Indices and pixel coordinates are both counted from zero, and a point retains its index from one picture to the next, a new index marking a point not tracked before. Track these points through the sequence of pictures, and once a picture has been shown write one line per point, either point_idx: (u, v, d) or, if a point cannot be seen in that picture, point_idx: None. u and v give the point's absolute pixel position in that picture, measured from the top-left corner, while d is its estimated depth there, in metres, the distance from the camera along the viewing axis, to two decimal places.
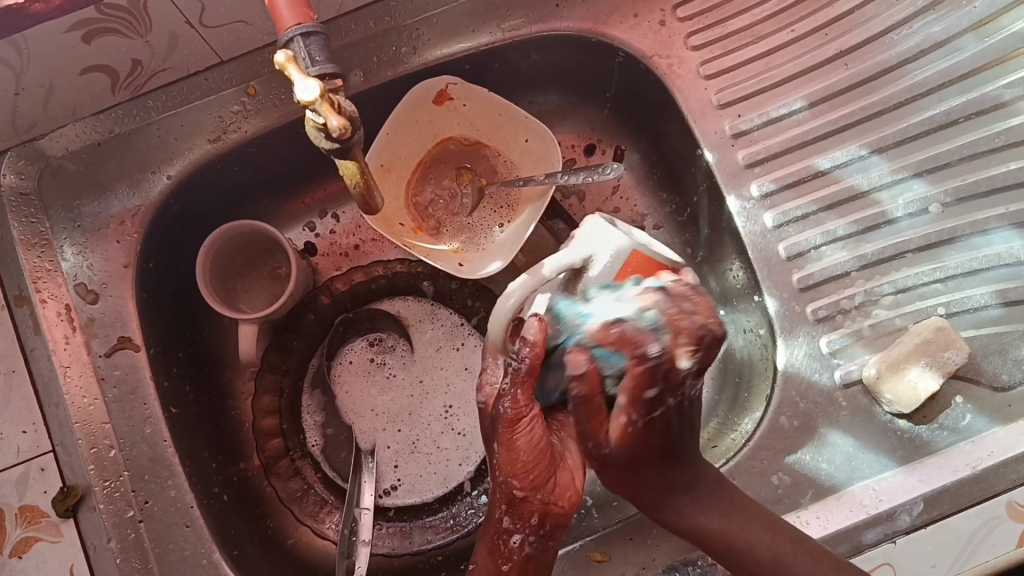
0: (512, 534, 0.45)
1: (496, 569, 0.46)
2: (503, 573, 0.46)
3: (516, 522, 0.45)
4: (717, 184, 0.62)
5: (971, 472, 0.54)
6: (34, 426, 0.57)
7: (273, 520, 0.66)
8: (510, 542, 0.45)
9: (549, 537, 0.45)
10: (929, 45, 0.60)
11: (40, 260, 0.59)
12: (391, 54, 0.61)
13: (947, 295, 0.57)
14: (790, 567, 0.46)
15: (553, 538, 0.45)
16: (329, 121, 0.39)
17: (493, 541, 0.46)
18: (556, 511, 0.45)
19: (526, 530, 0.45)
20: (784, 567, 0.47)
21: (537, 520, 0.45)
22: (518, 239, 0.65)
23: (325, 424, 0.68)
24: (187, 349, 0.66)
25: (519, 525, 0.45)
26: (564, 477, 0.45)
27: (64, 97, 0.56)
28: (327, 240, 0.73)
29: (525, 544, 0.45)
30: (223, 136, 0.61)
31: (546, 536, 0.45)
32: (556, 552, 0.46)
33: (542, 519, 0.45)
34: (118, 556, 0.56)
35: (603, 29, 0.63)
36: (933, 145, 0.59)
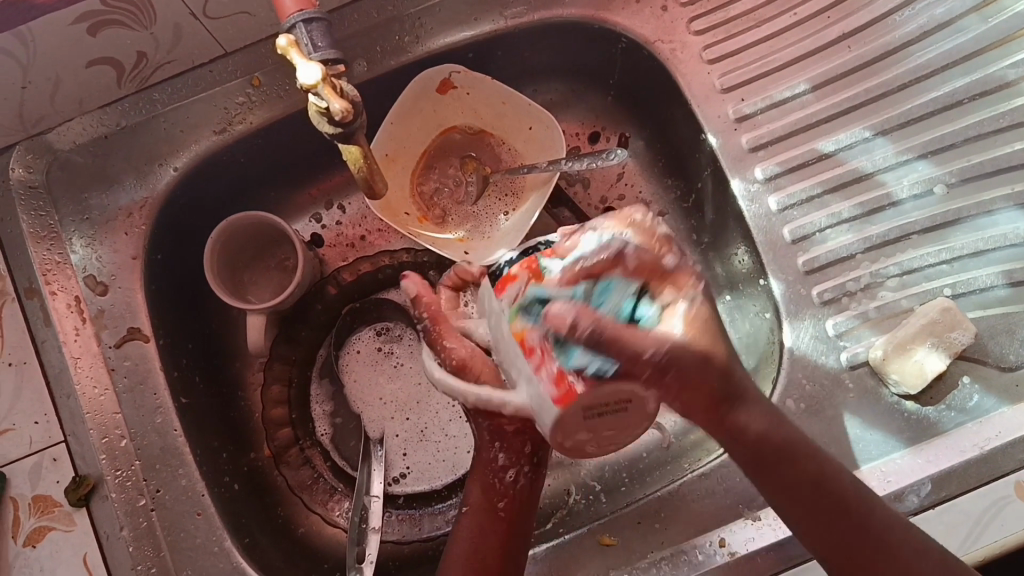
0: (507, 471, 0.53)
1: (492, 506, 0.52)
2: (501, 512, 0.52)
3: (510, 457, 0.53)
4: (722, 168, 0.62)
5: (979, 453, 0.54)
6: (46, 417, 0.57)
7: (285, 509, 0.66)
8: (506, 477, 0.53)
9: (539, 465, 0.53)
10: (931, 27, 0.60)
11: (50, 253, 0.59)
12: (394, 43, 0.62)
13: (953, 276, 0.57)
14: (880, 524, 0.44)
15: (544, 467, 0.54)
16: (332, 105, 0.40)
17: (489, 479, 0.53)
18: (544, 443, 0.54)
19: (519, 463, 0.53)
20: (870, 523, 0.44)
21: (529, 452, 0.53)
22: (523, 227, 0.65)
23: (334, 413, 0.69)
24: (196, 341, 0.66)
25: (512, 459, 0.53)
26: None
27: (71, 90, 0.57)
28: (333, 231, 0.74)
29: (519, 477, 0.53)
30: (228, 128, 0.61)
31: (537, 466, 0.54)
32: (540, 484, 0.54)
33: (533, 451, 0.53)
34: (131, 544, 0.56)
35: (606, 16, 0.63)
36: (937, 127, 0.59)
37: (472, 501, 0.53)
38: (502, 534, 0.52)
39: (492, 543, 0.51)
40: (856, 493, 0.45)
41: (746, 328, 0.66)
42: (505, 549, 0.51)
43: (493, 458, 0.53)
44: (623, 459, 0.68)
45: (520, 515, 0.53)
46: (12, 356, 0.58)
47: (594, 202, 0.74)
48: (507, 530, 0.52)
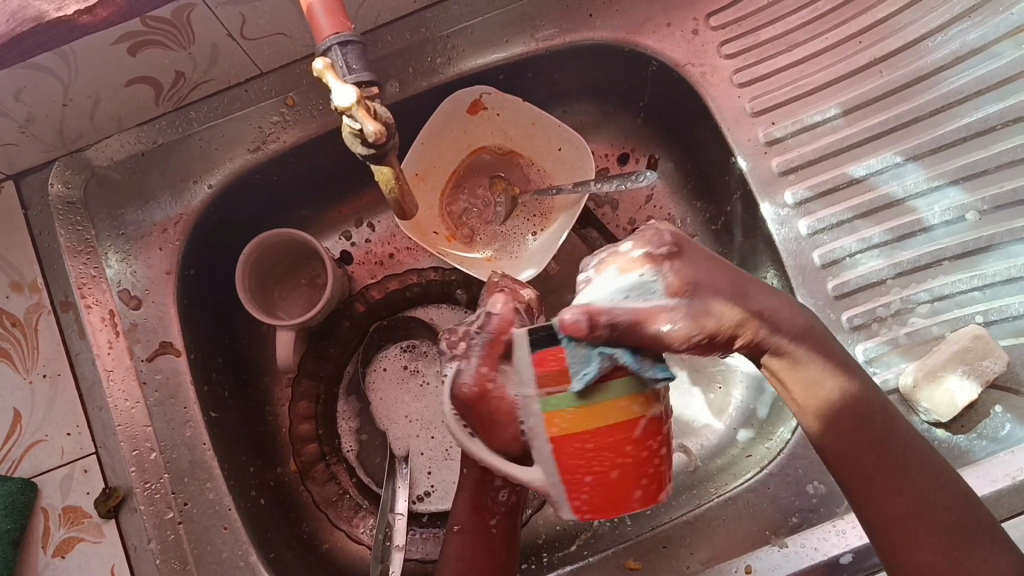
0: (501, 490, 0.53)
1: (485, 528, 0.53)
2: (493, 528, 0.53)
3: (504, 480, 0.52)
4: (752, 191, 0.62)
5: (1011, 483, 0.53)
6: (78, 428, 0.59)
7: (309, 524, 0.66)
8: (498, 495, 0.53)
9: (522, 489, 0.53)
10: (964, 53, 0.60)
11: (85, 267, 0.60)
12: (426, 65, 0.62)
13: (985, 303, 0.57)
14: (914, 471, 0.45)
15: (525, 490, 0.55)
16: (365, 126, 0.40)
17: (478, 500, 0.53)
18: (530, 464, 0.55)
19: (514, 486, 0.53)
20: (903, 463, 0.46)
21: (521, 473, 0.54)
22: (553, 246, 0.65)
23: (359, 430, 0.70)
24: (227, 355, 0.67)
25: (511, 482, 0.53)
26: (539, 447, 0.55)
27: (110, 108, 0.58)
28: (362, 249, 0.74)
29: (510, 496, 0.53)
30: (262, 146, 0.62)
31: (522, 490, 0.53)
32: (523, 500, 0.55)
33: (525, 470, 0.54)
34: (158, 557, 0.57)
35: (636, 39, 0.63)
36: (970, 153, 0.58)
37: (463, 516, 0.53)
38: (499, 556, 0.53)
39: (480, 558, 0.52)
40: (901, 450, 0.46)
41: None
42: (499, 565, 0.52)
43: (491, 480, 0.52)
44: None
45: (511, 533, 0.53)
46: (47, 368, 0.60)
47: (622, 223, 0.74)
48: (494, 544, 0.53)
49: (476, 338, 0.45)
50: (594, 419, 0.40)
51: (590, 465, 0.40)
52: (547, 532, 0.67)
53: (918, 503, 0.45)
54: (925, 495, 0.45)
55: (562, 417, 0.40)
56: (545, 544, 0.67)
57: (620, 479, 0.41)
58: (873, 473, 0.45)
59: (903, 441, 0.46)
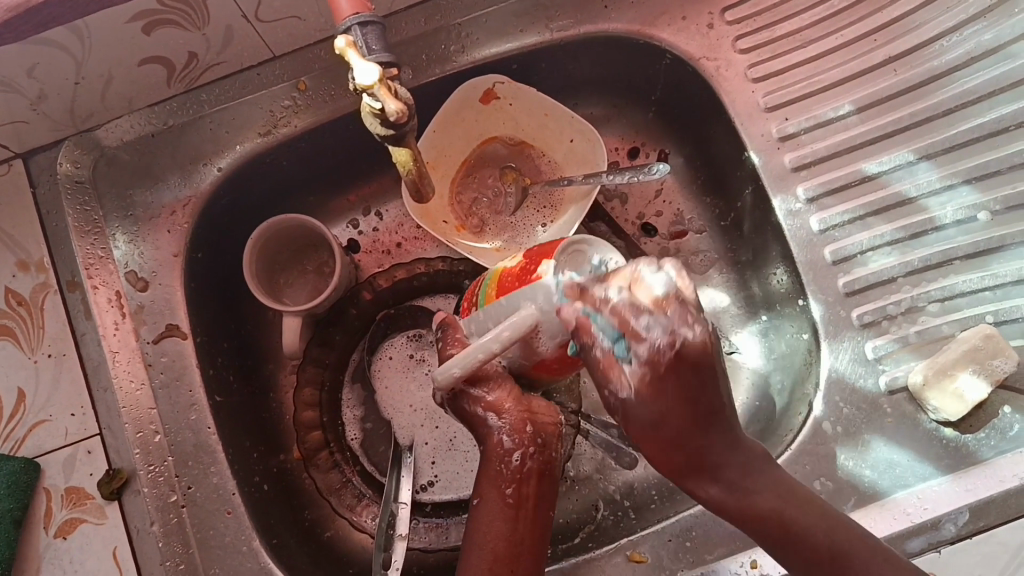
0: (513, 453, 0.51)
1: (501, 495, 0.51)
2: (509, 498, 0.51)
3: (515, 439, 0.52)
4: (763, 186, 0.62)
5: (1019, 484, 0.53)
6: (82, 409, 0.58)
7: (313, 512, 0.66)
8: (513, 461, 0.51)
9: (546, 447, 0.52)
10: (979, 53, 0.60)
11: (93, 247, 0.60)
12: (439, 52, 0.62)
13: (995, 303, 0.57)
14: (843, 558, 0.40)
15: (549, 447, 0.53)
16: (386, 105, 0.40)
17: (489, 465, 0.52)
18: (543, 425, 0.53)
19: (524, 444, 0.52)
20: (841, 553, 0.41)
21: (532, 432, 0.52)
22: (561, 240, 0.65)
23: (365, 418, 0.69)
24: (232, 340, 0.67)
25: (517, 439, 0.52)
26: (543, 406, 0.54)
27: (122, 88, 0.58)
28: (370, 237, 0.74)
29: (526, 459, 0.51)
30: (272, 131, 0.62)
31: (543, 446, 0.52)
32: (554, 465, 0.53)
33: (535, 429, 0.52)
34: (161, 540, 0.57)
35: (651, 31, 0.63)
36: (984, 153, 0.58)
37: (483, 494, 0.51)
38: (525, 525, 0.50)
39: (503, 531, 0.50)
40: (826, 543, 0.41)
41: (786, 348, 0.66)
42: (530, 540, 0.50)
43: (498, 441, 0.52)
44: (654, 477, 0.67)
45: (536, 493, 0.51)
46: (51, 348, 0.59)
47: (631, 218, 0.74)
48: (518, 516, 0.50)
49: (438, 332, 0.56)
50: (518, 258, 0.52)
51: (520, 261, 0.51)
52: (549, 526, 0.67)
53: (818, 551, 0.41)
54: (818, 533, 0.41)
55: (492, 272, 0.54)
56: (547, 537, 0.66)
57: (522, 266, 0.50)
58: (785, 550, 0.42)
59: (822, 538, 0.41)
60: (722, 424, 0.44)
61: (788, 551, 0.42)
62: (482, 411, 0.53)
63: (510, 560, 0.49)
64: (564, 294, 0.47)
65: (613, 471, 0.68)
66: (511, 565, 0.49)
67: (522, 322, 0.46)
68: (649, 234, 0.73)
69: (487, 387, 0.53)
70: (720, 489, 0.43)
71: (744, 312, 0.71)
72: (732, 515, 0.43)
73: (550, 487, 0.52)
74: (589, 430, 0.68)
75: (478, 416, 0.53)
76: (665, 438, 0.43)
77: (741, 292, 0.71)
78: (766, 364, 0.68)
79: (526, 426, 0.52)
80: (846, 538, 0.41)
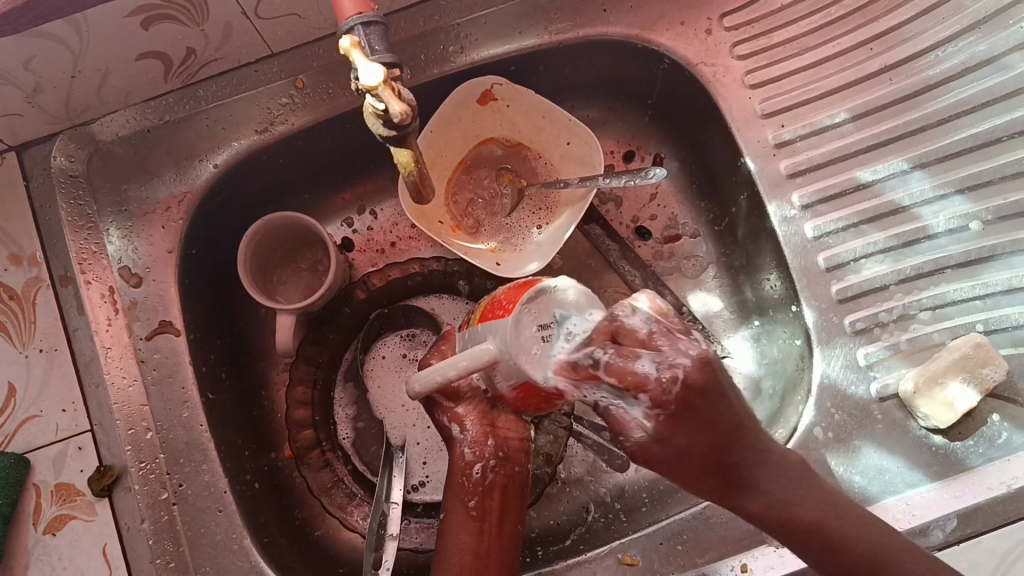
0: (474, 466, 0.53)
1: (465, 509, 0.53)
2: (473, 511, 0.53)
3: (477, 452, 0.53)
4: (758, 192, 0.63)
5: (1006, 491, 0.53)
6: (74, 405, 0.58)
7: (303, 511, 0.66)
8: (474, 474, 0.53)
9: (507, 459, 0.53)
10: (973, 64, 0.60)
11: (86, 242, 0.60)
12: (437, 52, 0.62)
13: (985, 312, 0.57)
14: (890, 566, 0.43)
15: (512, 460, 0.54)
16: (391, 107, 0.40)
17: (454, 479, 0.54)
18: (508, 439, 0.54)
19: (486, 457, 0.53)
20: (885, 563, 0.43)
21: (495, 446, 0.53)
22: (558, 241, 0.65)
23: (356, 417, 0.69)
24: (225, 338, 0.67)
25: (479, 454, 0.53)
26: (509, 421, 0.54)
27: (118, 83, 0.57)
28: (364, 236, 0.74)
29: (487, 472, 0.53)
30: (269, 128, 0.62)
31: (506, 459, 0.53)
32: (517, 476, 0.54)
33: (498, 443, 0.53)
34: (151, 537, 0.56)
35: (649, 36, 0.64)
36: (977, 163, 0.59)
37: (449, 508, 0.53)
38: (487, 537, 0.52)
39: (466, 543, 0.52)
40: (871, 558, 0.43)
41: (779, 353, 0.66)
42: (492, 551, 0.52)
43: (460, 454, 0.53)
44: (643, 480, 0.68)
45: (496, 506, 0.53)
46: (43, 343, 0.58)
47: (625, 220, 0.74)
48: (482, 529, 0.52)
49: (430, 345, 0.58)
50: (506, 288, 0.52)
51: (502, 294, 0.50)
52: (539, 527, 0.67)
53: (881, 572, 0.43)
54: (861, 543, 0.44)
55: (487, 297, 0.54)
56: (538, 538, 0.66)
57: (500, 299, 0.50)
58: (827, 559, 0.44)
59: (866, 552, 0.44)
60: (752, 446, 0.44)
61: (827, 557, 0.44)
62: (446, 424, 0.54)
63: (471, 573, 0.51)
64: (521, 335, 0.47)
65: (605, 473, 0.68)
66: None
67: (482, 354, 0.46)
68: (643, 237, 0.73)
69: (456, 401, 0.54)
70: (761, 502, 0.44)
71: (735, 316, 0.71)
72: (772, 526, 0.45)
73: (514, 499, 0.54)
74: (580, 432, 0.67)
75: (445, 430, 0.54)
76: (704, 460, 0.44)
77: (734, 296, 0.71)
78: (759, 369, 0.68)
79: (488, 439, 0.53)
80: (887, 544, 0.44)
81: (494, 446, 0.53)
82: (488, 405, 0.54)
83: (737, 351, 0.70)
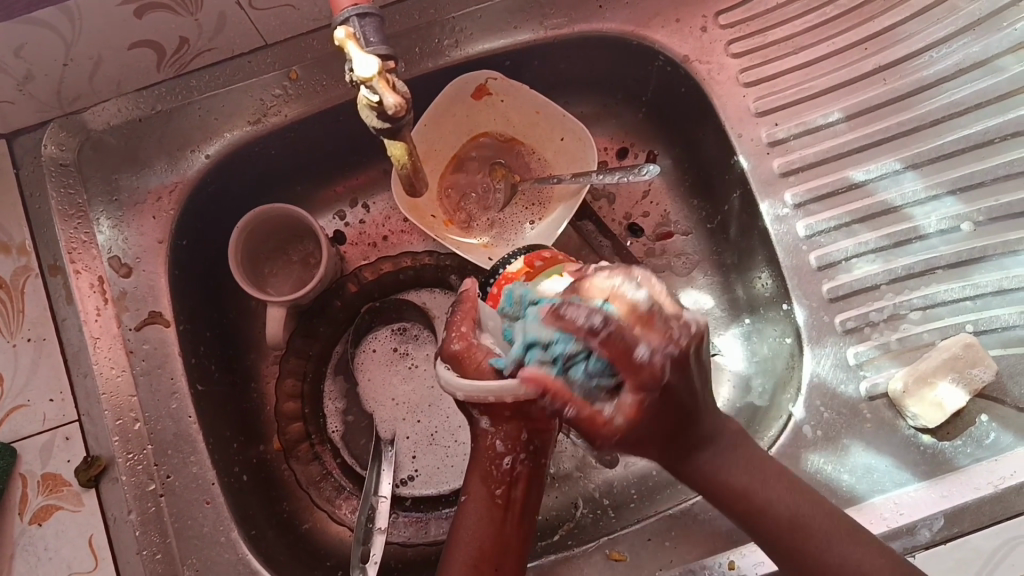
0: (504, 457, 0.52)
1: (490, 496, 0.52)
2: (498, 499, 0.52)
3: (508, 444, 0.52)
4: (751, 190, 0.63)
5: (993, 491, 0.54)
6: (61, 394, 0.58)
7: (291, 504, 0.66)
8: (503, 464, 0.52)
9: (537, 453, 0.52)
10: (967, 65, 0.60)
11: (76, 231, 0.59)
12: (432, 46, 0.62)
13: (975, 312, 0.57)
14: (808, 526, 0.45)
15: (541, 453, 0.53)
16: (385, 99, 0.40)
17: (482, 466, 0.53)
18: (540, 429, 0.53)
19: (518, 450, 0.52)
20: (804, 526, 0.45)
21: (528, 439, 0.52)
22: (551, 236, 0.66)
23: (346, 411, 0.69)
24: (215, 330, 0.66)
25: (512, 446, 0.52)
26: None
27: (110, 71, 0.57)
28: (356, 229, 0.74)
29: (516, 464, 0.52)
30: (262, 119, 0.62)
31: (536, 451, 0.53)
32: (541, 469, 0.54)
33: (532, 436, 0.52)
34: (138, 529, 0.56)
35: (644, 33, 0.64)
36: (969, 164, 0.59)
37: (471, 493, 0.52)
38: (511, 526, 0.51)
39: (489, 530, 0.51)
40: (792, 524, 0.45)
41: (767, 351, 0.66)
42: (514, 539, 0.51)
43: (492, 444, 0.52)
44: (632, 476, 0.68)
45: (521, 497, 0.52)
46: (31, 332, 0.58)
47: (618, 217, 0.74)
48: (504, 518, 0.51)
49: (453, 307, 0.53)
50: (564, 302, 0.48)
51: None
52: None
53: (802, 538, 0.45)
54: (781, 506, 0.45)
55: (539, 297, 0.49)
56: None
57: None
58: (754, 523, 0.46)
59: (788, 510, 0.45)
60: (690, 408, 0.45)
61: (751, 521, 0.46)
62: (477, 414, 0.52)
63: (491, 561, 0.50)
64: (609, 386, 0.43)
65: (593, 469, 0.68)
66: (489, 568, 0.49)
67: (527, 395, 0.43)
68: (635, 234, 0.74)
69: None
70: (706, 462, 0.47)
71: (726, 314, 0.71)
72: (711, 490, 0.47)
73: (536, 492, 0.53)
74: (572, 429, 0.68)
75: (479, 416, 0.52)
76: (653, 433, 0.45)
77: (725, 294, 0.71)
78: (749, 367, 0.68)
79: (522, 433, 0.52)
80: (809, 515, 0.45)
81: (528, 438, 0.52)
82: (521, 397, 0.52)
83: (728, 348, 0.70)
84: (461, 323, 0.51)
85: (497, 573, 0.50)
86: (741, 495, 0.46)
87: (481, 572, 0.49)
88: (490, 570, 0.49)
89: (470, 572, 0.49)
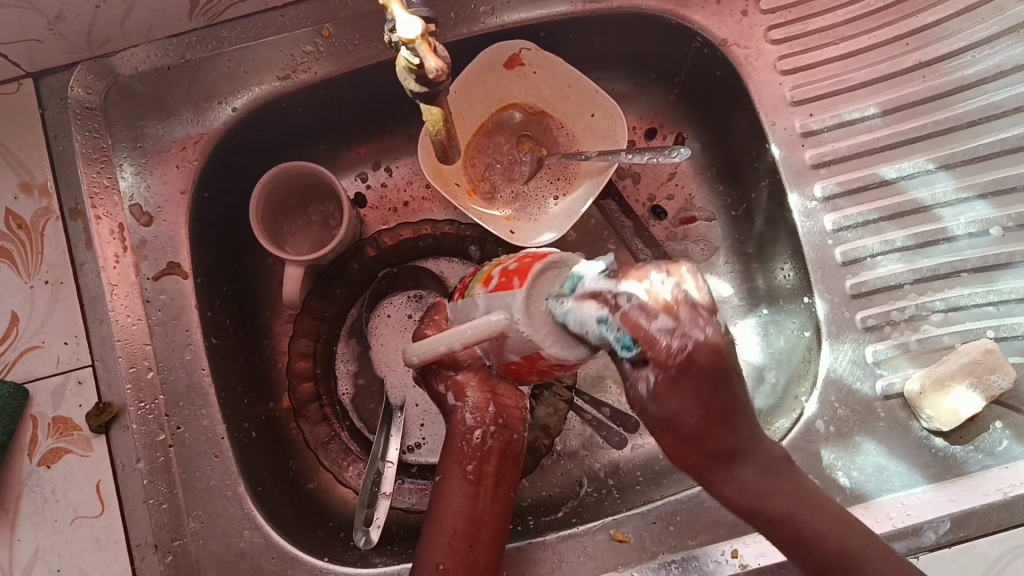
0: (474, 431, 0.52)
1: (462, 473, 0.52)
2: (469, 474, 0.51)
3: (477, 418, 0.52)
4: (782, 180, 0.62)
5: (1002, 498, 0.54)
6: (76, 338, 0.57)
7: (297, 463, 0.66)
8: (474, 439, 0.52)
9: (507, 427, 0.52)
10: (1008, 68, 0.59)
11: (99, 176, 0.59)
12: (468, 11, 0.61)
13: (997, 318, 0.57)
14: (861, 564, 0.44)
15: (512, 427, 0.53)
16: (426, 61, 0.40)
17: (450, 444, 0.53)
18: (508, 405, 0.53)
19: (486, 423, 0.52)
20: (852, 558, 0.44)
21: (496, 412, 0.52)
22: (576, 212, 0.65)
23: (357, 373, 0.69)
24: (231, 284, 0.66)
25: (479, 419, 0.52)
26: (508, 387, 0.53)
27: (142, 15, 0.56)
28: (377, 192, 0.73)
29: (487, 438, 0.52)
30: (292, 75, 0.61)
31: (505, 427, 0.52)
32: (516, 443, 0.53)
33: (500, 410, 0.52)
34: (146, 477, 0.56)
35: (683, 12, 0.63)
36: (1001, 169, 0.58)
37: (445, 471, 0.52)
38: (483, 501, 0.51)
39: (463, 506, 0.51)
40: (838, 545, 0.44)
41: (783, 342, 0.66)
42: (486, 518, 0.51)
43: (461, 420, 0.52)
44: (638, 458, 0.68)
45: (492, 472, 0.52)
46: (49, 275, 0.58)
47: (641, 198, 0.73)
48: (477, 493, 0.51)
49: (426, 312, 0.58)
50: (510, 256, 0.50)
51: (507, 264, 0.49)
52: (532, 497, 0.67)
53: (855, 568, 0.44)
54: (830, 537, 0.44)
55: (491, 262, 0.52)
56: (530, 508, 0.67)
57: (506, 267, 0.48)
58: (787, 539, 0.44)
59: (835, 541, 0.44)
60: (734, 414, 0.44)
61: (798, 546, 0.44)
62: (444, 391, 0.53)
63: (467, 539, 0.50)
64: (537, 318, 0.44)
65: (600, 448, 0.69)
66: (463, 544, 0.50)
67: (487, 327, 0.43)
68: (658, 216, 0.73)
69: (457, 368, 0.53)
70: (737, 486, 0.44)
71: (744, 303, 0.71)
72: (745, 512, 0.45)
73: (509, 466, 0.53)
74: (580, 408, 0.69)
75: (447, 393, 0.53)
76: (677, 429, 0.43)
77: (745, 283, 0.71)
78: (765, 357, 0.68)
79: (489, 406, 0.52)
80: (858, 541, 0.44)
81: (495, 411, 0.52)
82: (488, 373, 0.53)
83: (743, 337, 0.70)
84: (435, 316, 0.55)
85: (473, 548, 0.50)
86: (784, 523, 0.44)
87: (455, 546, 0.49)
88: (464, 546, 0.50)
89: (447, 547, 0.49)
